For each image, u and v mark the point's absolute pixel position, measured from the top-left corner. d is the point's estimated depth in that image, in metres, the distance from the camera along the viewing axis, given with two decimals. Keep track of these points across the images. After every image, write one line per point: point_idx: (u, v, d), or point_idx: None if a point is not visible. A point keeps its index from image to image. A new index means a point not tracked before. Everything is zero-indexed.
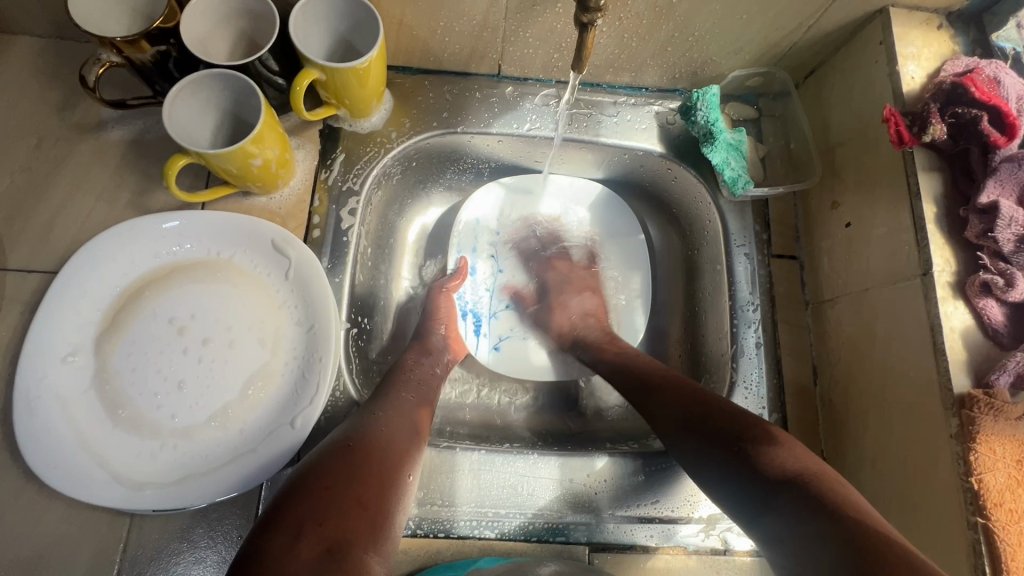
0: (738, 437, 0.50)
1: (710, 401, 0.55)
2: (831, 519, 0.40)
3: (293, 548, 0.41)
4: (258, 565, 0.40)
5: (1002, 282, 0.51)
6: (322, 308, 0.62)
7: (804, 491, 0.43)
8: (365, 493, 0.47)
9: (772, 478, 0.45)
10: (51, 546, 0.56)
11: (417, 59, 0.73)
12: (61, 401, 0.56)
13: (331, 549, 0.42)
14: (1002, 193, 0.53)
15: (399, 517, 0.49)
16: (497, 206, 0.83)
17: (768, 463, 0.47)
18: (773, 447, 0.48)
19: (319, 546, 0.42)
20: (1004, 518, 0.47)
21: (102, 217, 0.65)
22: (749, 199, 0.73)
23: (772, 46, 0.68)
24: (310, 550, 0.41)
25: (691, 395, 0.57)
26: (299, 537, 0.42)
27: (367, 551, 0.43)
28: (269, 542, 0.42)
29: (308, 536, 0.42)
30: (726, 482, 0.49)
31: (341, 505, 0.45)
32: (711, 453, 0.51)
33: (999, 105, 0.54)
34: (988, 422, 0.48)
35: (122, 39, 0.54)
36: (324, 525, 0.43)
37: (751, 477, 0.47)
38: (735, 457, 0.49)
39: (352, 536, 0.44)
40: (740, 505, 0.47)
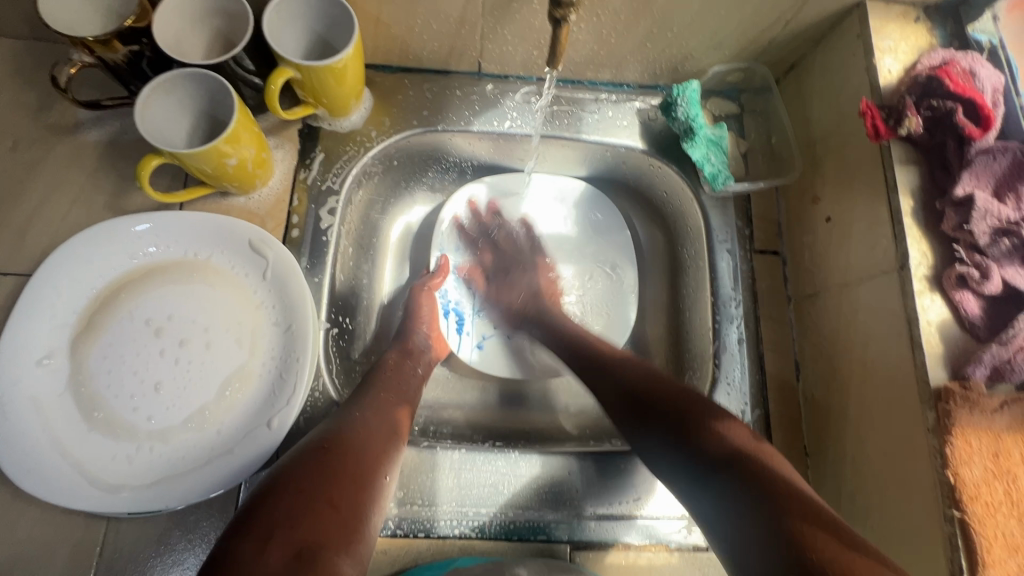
0: (680, 416, 0.53)
1: (657, 379, 0.58)
2: (763, 498, 0.44)
3: (262, 553, 0.41)
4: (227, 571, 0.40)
5: (977, 275, 0.51)
6: (300, 308, 0.62)
7: (739, 469, 0.46)
8: (338, 494, 0.47)
9: (711, 457, 0.49)
10: (26, 550, 0.55)
11: (396, 57, 0.73)
12: (35, 404, 0.56)
13: (299, 553, 0.42)
14: (978, 186, 0.53)
15: (376, 518, 0.49)
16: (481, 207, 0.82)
17: (708, 443, 0.50)
18: (714, 425, 0.51)
19: (287, 552, 0.41)
20: (980, 512, 0.47)
21: (79, 219, 0.65)
22: (731, 195, 0.73)
23: (752, 41, 0.68)
24: (278, 555, 0.41)
25: (639, 373, 0.59)
26: (268, 542, 0.42)
27: (339, 553, 0.43)
28: (237, 547, 0.42)
29: (278, 541, 0.42)
30: (666, 457, 0.52)
31: (314, 507, 0.45)
32: (654, 431, 0.54)
33: (973, 97, 0.54)
34: (964, 415, 0.48)
35: (92, 39, 0.53)
36: (293, 530, 0.43)
37: (691, 453, 0.50)
38: (674, 435, 0.52)
39: (323, 539, 0.43)
40: (682, 480, 0.50)
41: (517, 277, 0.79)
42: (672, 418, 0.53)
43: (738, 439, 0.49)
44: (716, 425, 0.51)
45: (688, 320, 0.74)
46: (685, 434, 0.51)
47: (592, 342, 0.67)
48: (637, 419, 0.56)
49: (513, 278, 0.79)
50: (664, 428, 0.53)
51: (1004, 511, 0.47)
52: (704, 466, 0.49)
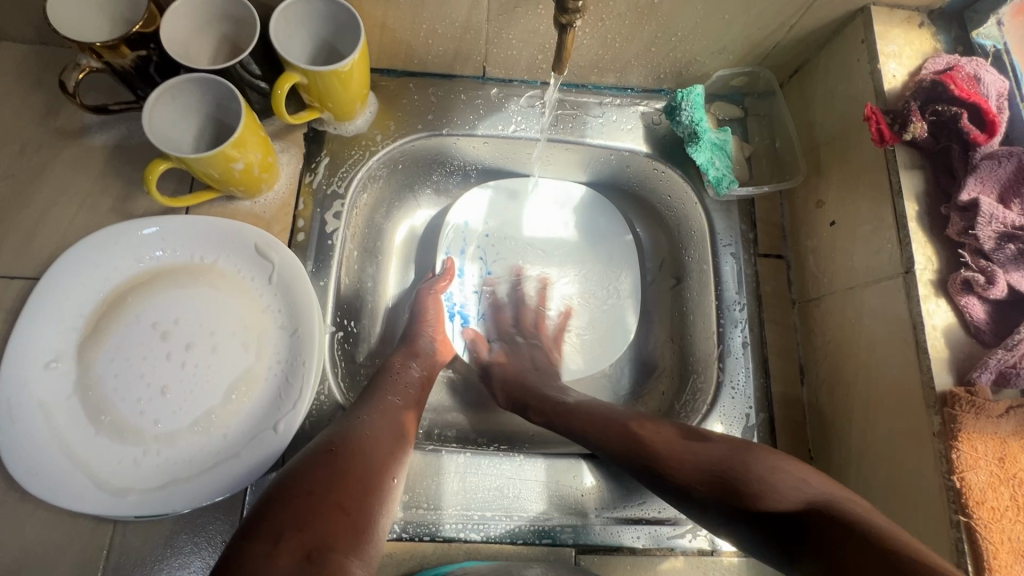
0: (723, 466, 0.51)
1: (684, 434, 0.55)
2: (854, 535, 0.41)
3: (272, 556, 0.41)
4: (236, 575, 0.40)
5: (983, 280, 0.51)
6: (305, 312, 0.62)
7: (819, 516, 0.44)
8: (346, 497, 0.47)
9: (783, 512, 0.46)
10: (33, 553, 0.55)
11: (401, 62, 0.73)
12: (43, 407, 0.56)
13: (309, 555, 0.41)
14: (983, 191, 0.53)
15: (383, 521, 0.49)
16: (485, 212, 0.82)
17: (772, 497, 0.47)
18: (768, 477, 0.49)
19: (298, 553, 0.42)
20: (986, 517, 0.47)
21: (86, 223, 0.65)
22: (735, 198, 0.73)
23: (756, 45, 0.68)
24: (288, 557, 0.41)
25: (655, 434, 0.56)
26: (277, 545, 0.42)
27: (348, 555, 0.44)
28: (248, 550, 0.42)
29: (287, 543, 0.42)
30: (729, 519, 0.49)
31: (322, 510, 0.45)
32: (703, 494, 0.51)
33: (978, 102, 0.54)
34: (969, 420, 0.48)
35: (100, 44, 0.54)
36: (303, 531, 0.43)
37: (757, 514, 0.47)
38: (723, 488, 0.50)
39: (331, 540, 0.44)
40: (758, 539, 0.47)
41: (522, 347, 0.77)
42: (718, 476, 0.50)
43: (807, 488, 0.47)
44: (771, 477, 0.49)
45: (693, 324, 0.74)
46: (741, 498, 0.48)
47: (592, 403, 0.64)
48: (676, 489, 0.52)
49: (517, 344, 0.77)
50: (713, 493, 0.50)
51: (1011, 516, 0.47)
52: (780, 530, 0.45)
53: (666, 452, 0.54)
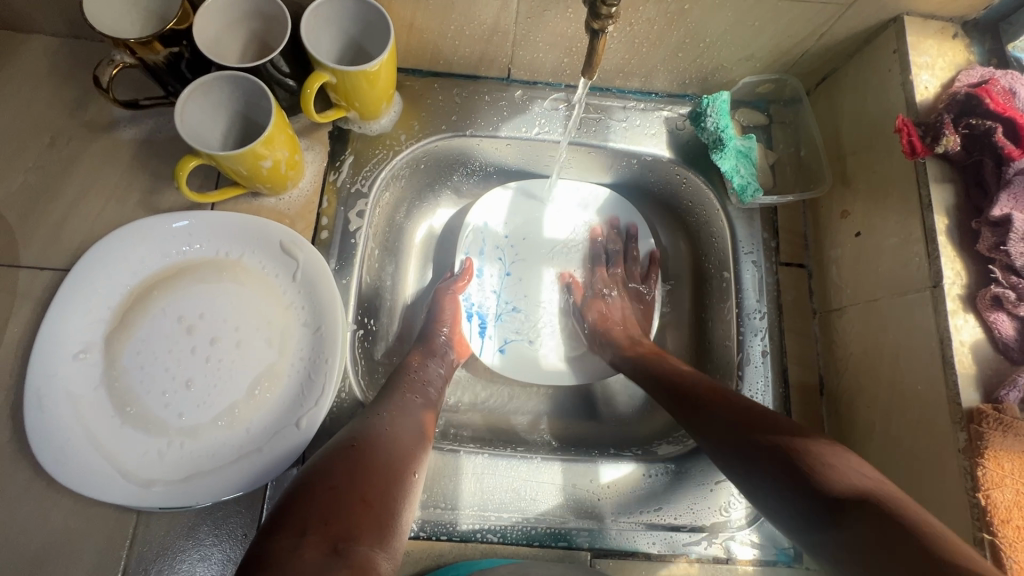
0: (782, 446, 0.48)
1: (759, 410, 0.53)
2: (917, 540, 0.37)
3: (299, 548, 0.42)
4: (264, 566, 0.41)
5: (1014, 296, 0.50)
6: (328, 310, 0.63)
7: (875, 508, 0.40)
8: (370, 491, 0.48)
9: (831, 497, 0.42)
10: (59, 540, 0.56)
11: (427, 62, 0.73)
12: (70, 397, 0.57)
13: (336, 547, 0.42)
14: (1016, 206, 0.52)
15: (406, 515, 0.50)
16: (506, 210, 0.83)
17: (825, 482, 0.43)
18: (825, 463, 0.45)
19: (324, 545, 0.42)
20: (1012, 535, 0.46)
21: (113, 216, 0.66)
22: (758, 206, 0.73)
23: (785, 53, 0.68)
24: (315, 550, 0.42)
25: (738, 409, 0.53)
26: (303, 537, 0.42)
27: (374, 548, 0.44)
28: (274, 543, 0.42)
29: (313, 534, 0.43)
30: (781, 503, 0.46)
31: (346, 503, 0.46)
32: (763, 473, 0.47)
33: (1014, 117, 0.53)
34: (997, 437, 0.47)
35: (135, 41, 0.54)
36: (328, 523, 0.44)
37: (808, 494, 0.44)
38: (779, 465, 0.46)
39: (357, 533, 0.44)
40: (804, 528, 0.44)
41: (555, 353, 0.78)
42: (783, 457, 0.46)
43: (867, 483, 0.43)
44: (830, 466, 0.44)
45: (712, 332, 0.74)
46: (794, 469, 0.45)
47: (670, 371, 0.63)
48: (741, 458, 0.50)
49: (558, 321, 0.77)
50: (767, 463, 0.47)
51: None
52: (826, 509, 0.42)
53: (736, 425, 0.51)
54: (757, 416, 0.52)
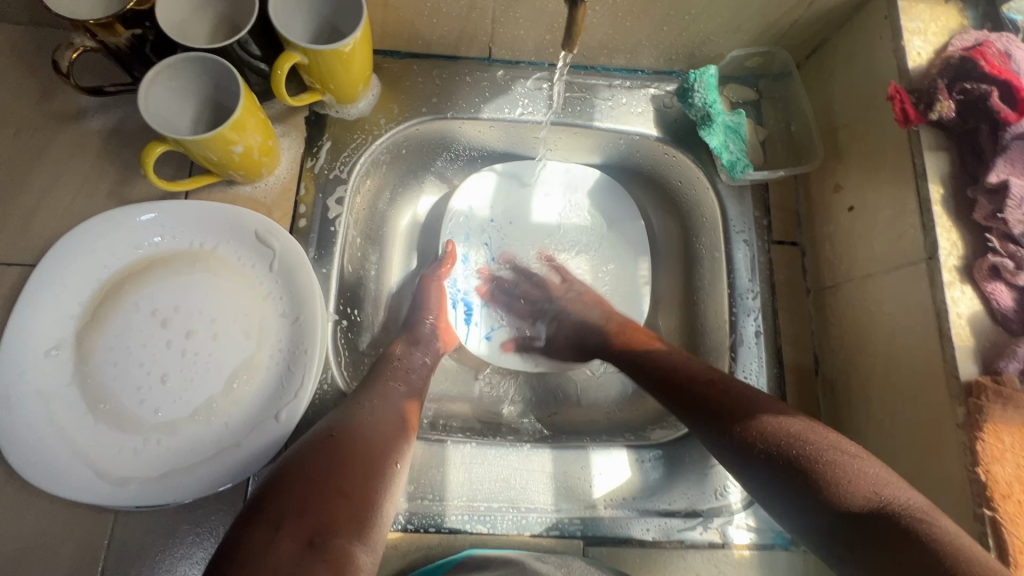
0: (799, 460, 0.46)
1: (766, 407, 0.50)
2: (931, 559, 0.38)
3: (273, 542, 0.41)
4: (236, 559, 0.40)
5: (1012, 265, 0.48)
6: (308, 299, 0.61)
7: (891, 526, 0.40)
8: (350, 482, 0.46)
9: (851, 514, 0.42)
10: (34, 541, 0.54)
11: (405, 42, 0.71)
12: (41, 396, 0.55)
13: (312, 541, 0.41)
14: (1014, 172, 0.49)
15: (387, 507, 0.48)
16: (491, 194, 0.80)
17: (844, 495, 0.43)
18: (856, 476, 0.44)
19: (300, 539, 0.41)
20: (1013, 510, 0.44)
21: (83, 209, 0.64)
22: (749, 183, 0.71)
23: (773, 23, 0.66)
24: (290, 543, 0.41)
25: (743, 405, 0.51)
26: (276, 531, 0.41)
27: (352, 540, 0.43)
28: (248, 536, 0.41)
29: (288, 528, 0.41)
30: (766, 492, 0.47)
31: (325, 492, 0.44)
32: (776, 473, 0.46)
33: (1010, 79, 0.50)
34: (996, 410, 0.46)
35: (95, 22, 0.52)
36: (304, 516, 0.42)
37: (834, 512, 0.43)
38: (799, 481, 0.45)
39: (336, 526, 0.43)
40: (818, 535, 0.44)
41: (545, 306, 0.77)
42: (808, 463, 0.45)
43: (883, 484, 0.43)
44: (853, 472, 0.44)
45: (703, 314, 0.72)
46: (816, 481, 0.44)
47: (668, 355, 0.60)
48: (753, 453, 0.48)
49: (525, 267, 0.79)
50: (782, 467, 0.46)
51: None
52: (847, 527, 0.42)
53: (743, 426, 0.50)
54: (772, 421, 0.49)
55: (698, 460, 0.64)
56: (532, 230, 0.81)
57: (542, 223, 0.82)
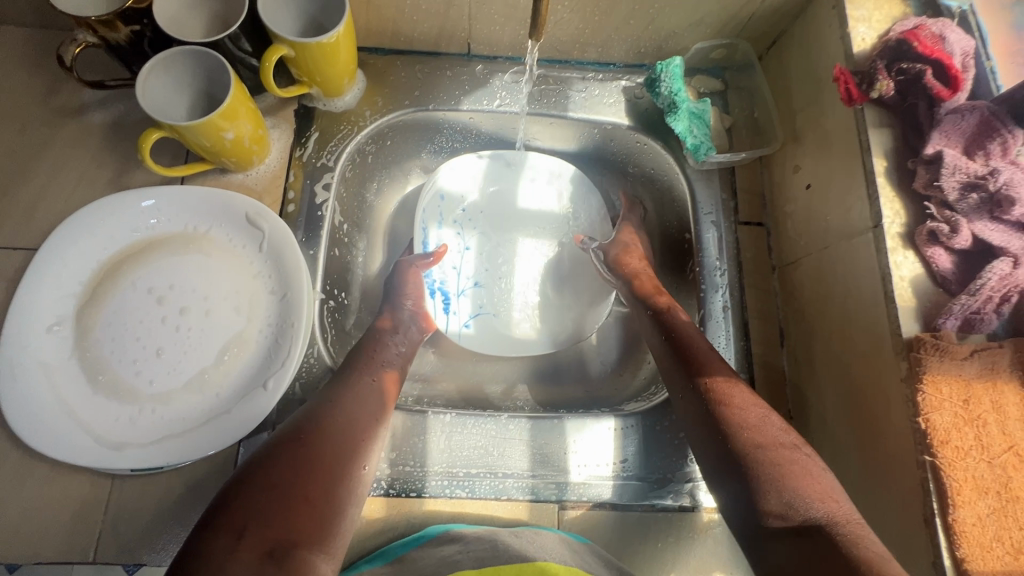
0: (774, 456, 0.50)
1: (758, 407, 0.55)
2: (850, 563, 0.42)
3: (235, 551, 0.43)
4: (200, 563, 0.42)
5: (948, 229, 0.52)
6: (294, 277, 0.64)
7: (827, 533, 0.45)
8: (314, 489, 0.49)
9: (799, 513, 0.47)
10: (35, 506, 0.57)
11: (388, 39, 0.76)
12: (43, 368, 0.59)
13: (271, 552, 0.44)
14: (948, 144, 0.54)
15: (351, 511, 0.51)
16: (480, 177, 0.82)
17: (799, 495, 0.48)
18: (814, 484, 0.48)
19: (261, 549, 0.44)
20: (950, 456, 0.47)
21: (85, 196, 0.68)
22: (715, 167, 0.74)
23: (732, 16, 0.70)
24: (250, 553, 0.43)
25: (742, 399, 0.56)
26: (238, 540, 0.44)
27: (312, 550, 0.46)
28: (211, 544, 0.44)
29: (250, 536, 0.44)
30: (729, 490, 0.52)
31: (288, 503, 0.47)
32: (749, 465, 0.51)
33: (941, 59, 0.55)
34: (934, 362, 0.49)
35: (96, 19, 0.56)
36: (267, 526, 0.45)
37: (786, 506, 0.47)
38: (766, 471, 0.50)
39: (297, 535, 0.46)
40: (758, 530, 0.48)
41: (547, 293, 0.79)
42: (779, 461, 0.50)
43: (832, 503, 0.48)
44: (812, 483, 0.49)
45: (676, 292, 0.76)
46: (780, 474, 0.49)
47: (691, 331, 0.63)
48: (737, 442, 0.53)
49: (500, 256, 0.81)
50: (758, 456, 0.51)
51: (976, 455, 0.47)
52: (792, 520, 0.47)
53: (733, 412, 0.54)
54: (764, 420, 0.54)
55: (669, 427, 0.67)
56: (515, 216, 0.83)
57: (525, 210, 0.83)
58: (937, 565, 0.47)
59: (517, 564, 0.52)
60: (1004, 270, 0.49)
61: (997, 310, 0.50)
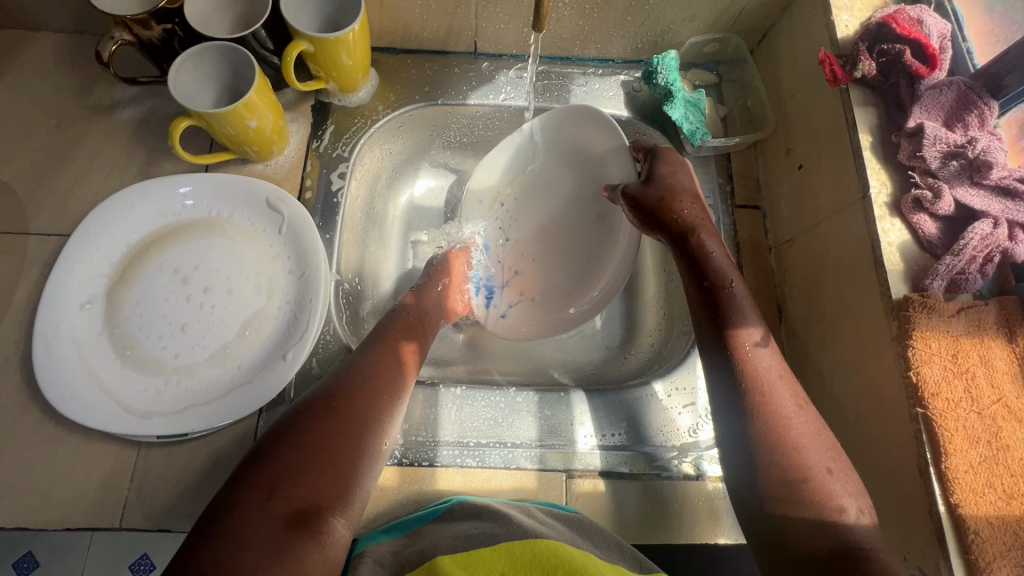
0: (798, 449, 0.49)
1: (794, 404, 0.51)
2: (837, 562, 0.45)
3: (263, 507, 0.45)
4: (228, 517, 0.44)
5: (931, 196, 0.55)
6: (313, 257, 0.68)
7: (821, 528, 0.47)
8: (340, 457, 0.50)
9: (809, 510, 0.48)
10: (65, 475, 0.60)
11: (399, 39, 0.80)
12: (76, 342, 0.62)
13: (297, 514, 0.45)
14: (929, 118, 0.57)
15: (370, 481, 0.52)
16: (505, 169, 0.82)
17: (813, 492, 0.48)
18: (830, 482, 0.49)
19: (287, 509, 0.45)
20: (941, 407, 0.49)
21: (114, 186, 0.72)
22: (711, 153, 0.78)
23: (723, 11, 0.74)
24: (278, 513, 0.45)
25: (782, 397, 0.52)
26: (267, 498, 0.45)
27: (332, 515, 0.47)
28: (240, 498, 0.45)
29: (279, 497, 0.45)
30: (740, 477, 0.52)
31: (316, 467, 0.48)
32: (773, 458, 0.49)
33: (919, 39, 0.58)
34: (923, 319, 0.51)
35: (132, 17, 0.61)
36: (295, 486, 0.46)
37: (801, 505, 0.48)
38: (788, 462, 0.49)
39: (321, 499, 0.47)
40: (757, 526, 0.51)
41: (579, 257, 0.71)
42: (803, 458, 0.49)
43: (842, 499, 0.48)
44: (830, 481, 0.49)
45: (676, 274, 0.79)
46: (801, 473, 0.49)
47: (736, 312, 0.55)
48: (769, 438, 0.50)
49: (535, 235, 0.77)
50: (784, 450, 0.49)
51: (966, 406, 0.49)
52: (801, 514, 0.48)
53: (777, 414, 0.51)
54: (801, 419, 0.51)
55: (672, 400, 0.69)
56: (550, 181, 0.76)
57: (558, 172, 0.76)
58: (932, 514, 0.48)
59: (529, 543, 0.51)
60: (986, 230, 0.52)
61: (981, 270, 0.53)
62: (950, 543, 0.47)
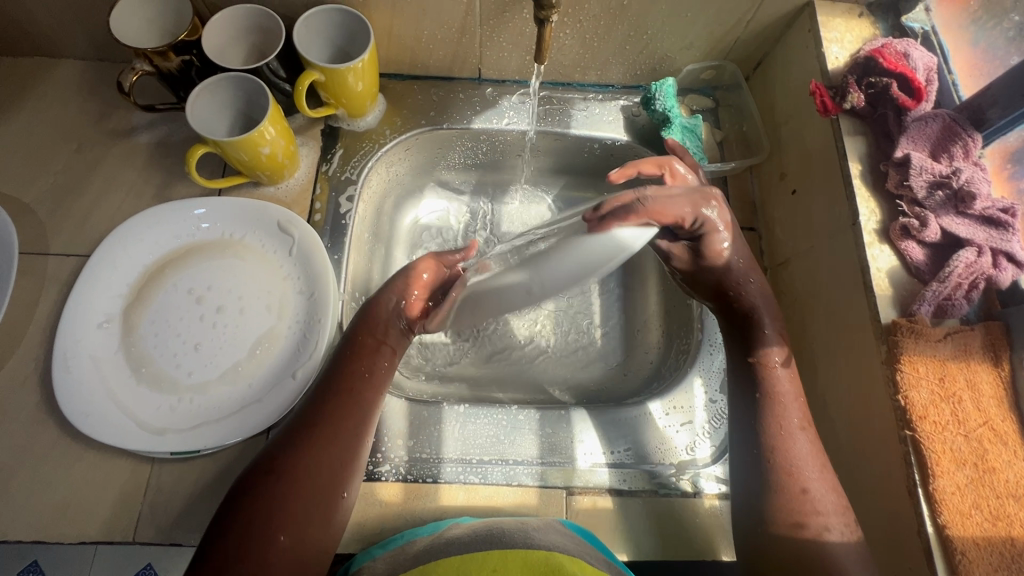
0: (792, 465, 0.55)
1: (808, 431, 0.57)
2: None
3: None
4: None
5: (918, 224, 0.57)
6: (321, 278, 0.70)
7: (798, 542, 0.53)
8: (290, 525, 0.50)
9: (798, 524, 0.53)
10: (81, 489, 0.62)
11: (406, 66, 0.83)
12: (93, 360, 0.64)
13: None
14: (916, 148, 0.60)
15: (331, 535, 0.53)
16: None
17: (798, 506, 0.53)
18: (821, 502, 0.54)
19: None
20: (929, 429, 0.51)
21: (132, 208, 0.75)
22: (708, 176, 0.80)
23: (719, 41, 0.77)
24: None
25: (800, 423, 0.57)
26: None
27: None
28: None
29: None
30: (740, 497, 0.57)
31: (264, 541, 0.48)
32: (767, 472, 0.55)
33: (904, 73, 0.61)
34: (910, 344, 0.53)
35: (153, 50, 0.64)
36: (242, 562, 0.47)
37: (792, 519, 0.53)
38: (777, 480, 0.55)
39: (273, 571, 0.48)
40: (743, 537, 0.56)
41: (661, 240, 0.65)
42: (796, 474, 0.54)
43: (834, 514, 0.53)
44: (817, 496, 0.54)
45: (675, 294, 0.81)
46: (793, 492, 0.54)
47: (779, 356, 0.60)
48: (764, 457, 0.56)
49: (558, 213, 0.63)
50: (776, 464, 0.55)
51: (953, 429, 0.51)
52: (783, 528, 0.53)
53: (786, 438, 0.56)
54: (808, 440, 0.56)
55: (671, 417, 0.71)
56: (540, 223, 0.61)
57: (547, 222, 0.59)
58: (921, 534, 0.50)
59: (521, 550, 0.52)
60: (970, 258, 0.54)
61: (966, 296, 0.55)
62: (939, 562, 0.48)
